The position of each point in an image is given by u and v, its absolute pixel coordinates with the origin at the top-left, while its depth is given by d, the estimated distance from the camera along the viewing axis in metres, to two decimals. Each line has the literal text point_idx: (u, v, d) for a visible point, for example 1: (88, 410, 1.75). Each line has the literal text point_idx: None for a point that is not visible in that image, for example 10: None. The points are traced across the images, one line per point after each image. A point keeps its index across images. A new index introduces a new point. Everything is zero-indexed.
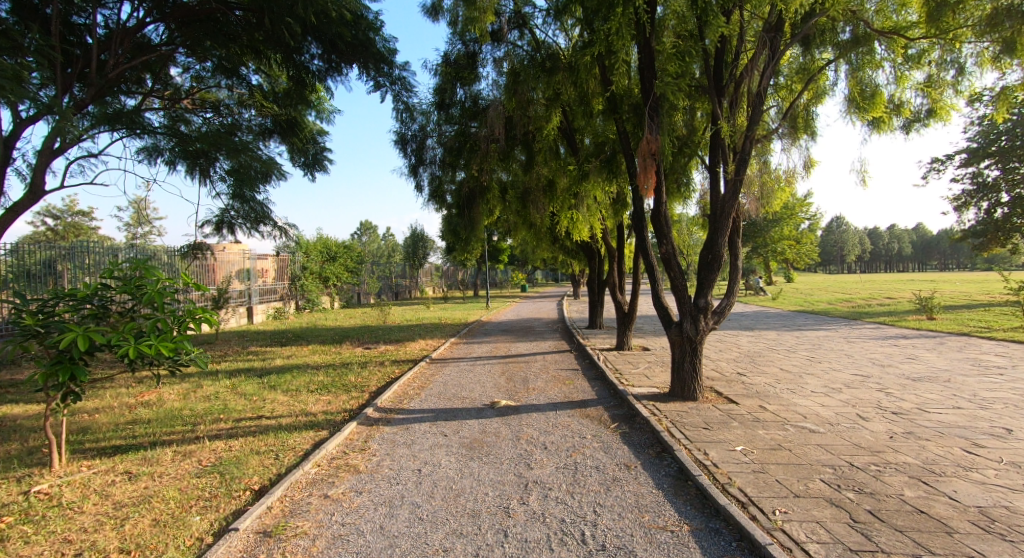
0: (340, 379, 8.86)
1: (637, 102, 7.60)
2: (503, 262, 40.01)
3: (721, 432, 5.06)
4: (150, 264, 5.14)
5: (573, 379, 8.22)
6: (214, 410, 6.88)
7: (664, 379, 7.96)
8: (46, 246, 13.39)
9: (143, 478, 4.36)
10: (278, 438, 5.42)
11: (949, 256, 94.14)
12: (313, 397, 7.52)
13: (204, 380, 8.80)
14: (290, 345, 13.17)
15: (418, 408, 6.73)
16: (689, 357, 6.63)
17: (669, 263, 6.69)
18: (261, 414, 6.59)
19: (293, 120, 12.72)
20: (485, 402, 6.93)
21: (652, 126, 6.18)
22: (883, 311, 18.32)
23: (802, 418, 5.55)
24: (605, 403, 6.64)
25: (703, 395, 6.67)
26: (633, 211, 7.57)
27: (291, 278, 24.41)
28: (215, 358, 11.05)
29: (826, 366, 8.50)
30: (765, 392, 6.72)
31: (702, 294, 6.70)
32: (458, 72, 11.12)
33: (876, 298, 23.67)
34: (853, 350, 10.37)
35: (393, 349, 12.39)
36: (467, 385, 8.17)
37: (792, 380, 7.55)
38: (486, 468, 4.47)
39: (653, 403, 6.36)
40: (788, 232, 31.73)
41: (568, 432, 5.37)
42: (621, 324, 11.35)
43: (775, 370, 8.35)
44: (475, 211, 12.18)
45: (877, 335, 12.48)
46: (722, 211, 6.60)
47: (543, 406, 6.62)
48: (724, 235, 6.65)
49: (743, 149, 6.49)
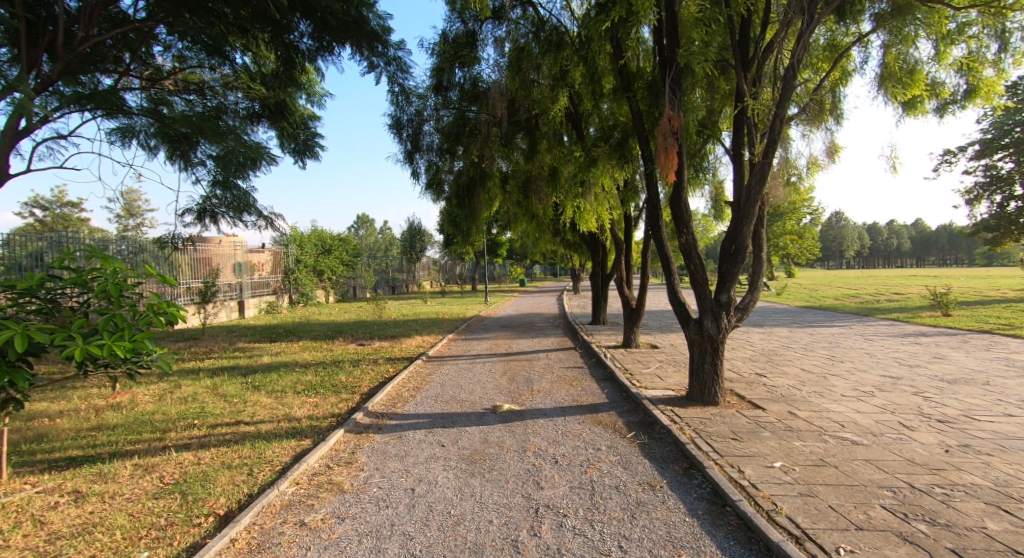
0: (330, 378, 8.27)
1: (651, 80, 7.01)
2: (501, 256, 39.40)
3: (753, 444, 4.50)
4: (107, 254, 4.53)
5: (580, 380, 7.65)
6: (190, 414, 6.28)
7: (679, 380, 7.41)
8: (36, 237, 12.87)
9: (92, 499, 3.77)
10: (254, 448, 4.83)
11: (949, 251, 93.84)
12: (300, 399, 6.93)
13: (184, 380, 8.19)
14: (280, 341, 12.55)
15: (413, 413, 6.15)
16: (710, 358, 6.08)
17: (689, 255, 6.12)
18: (241, 419, 5.99)
19: (282, 103, 12.10)
20: (486, 406, 6.36)
21: (671, 101, 5.61)
22: (894, 307, 17.81)
23: (840, 426, 4.98)
24: (617, 407, 6.07)
25: (725, 399, 6.11)
26: (647, 199, 7.01)
27: (284, 271, 23.75)
28: (198, 356, 10.43)
29: (850, 366, 7.95)
30: (792, 396, 6.15)
31: (724, 288, 6.14)
32: (456, 53, 10.44)
33: (884, 294, 23.14)
34: (874, 348, 9.82)
35: (388, 345, 11.80)
36: (467, 386, 7.60)
37: (818, 382, 6.99)
38: (488, 488, 3.89)
39: (671, 408, 5.79)
40: (792, 226, 31.19)
41: (579, 443, 4.80)
42: (629, 320, 10.79)
43: (797, 371, 7.79)
44: (475, 200, 11.59)
45: (895, 332, 11.93)
46: (749, 198, 6.02)
47: (550, 411, 6.05)
48: (749, 223, 6.07)
49: (771, 129, 5.89)
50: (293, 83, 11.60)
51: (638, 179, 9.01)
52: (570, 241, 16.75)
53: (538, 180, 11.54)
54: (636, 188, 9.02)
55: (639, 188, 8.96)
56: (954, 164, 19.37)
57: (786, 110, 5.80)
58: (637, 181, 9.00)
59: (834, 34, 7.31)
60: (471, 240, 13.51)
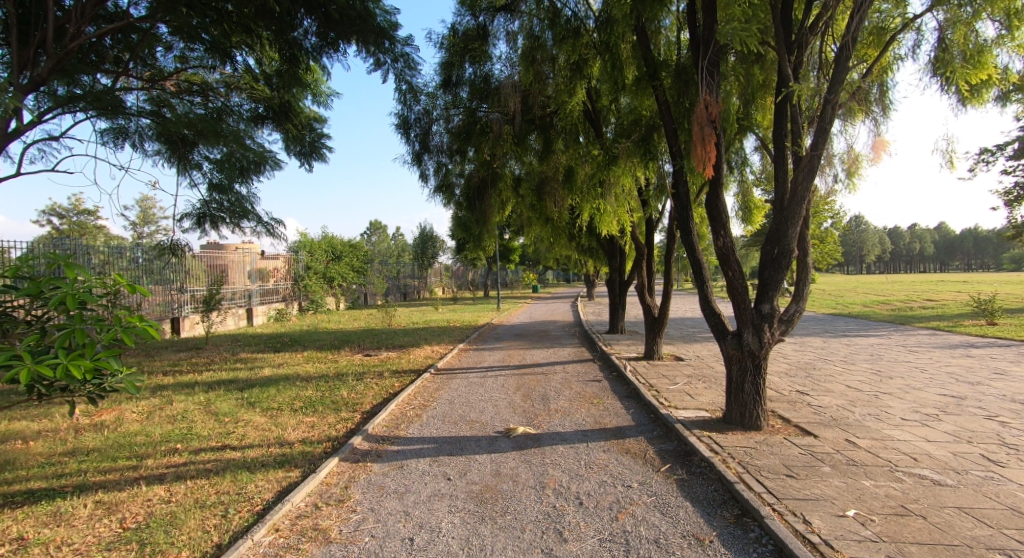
0: (331, 394, 7.70)
1: (680, 67, 6.38)
2: (514, 262, 38.82)
3: (814, 484, 3.81)
4: (70, 260, 3.83)
5: (601, 398, 6.98)
6: (174, 435, 5.72)
7: (711, 399, 6.70)
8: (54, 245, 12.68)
9: (35, 550, 3.20)
10: (235, 481, 4.24)
11: (974, 256, 91.32)
12: (296, 418, 6.35)
13: (177, 395, 7.66)
14: (284, 351, 12.03)
15: (418, 436, 5.53)
16: (751, 377, 5.40)
17: (727, 260, 5.45)
18: (227, 442, 5.41)
19: (287, 104, 11.67)
20: (499, 429, 5.72)
21: (708, 86, 4.99)
22: (929, 315, 16.88)
23: (912, 460, 4.26)
24: (646, 432, 5.40)
25: (768, 423, 5.41)
26: (675, 199, 6.36)
27: (293, 278, 23.38)
28: (197, 368, 9.93)
29: (901, 384, 7.18)
30: (845, 421, 5.43)
31: (766, 298, 5.46)
32: (466, 46, 9.95)
33: (917, 300, 22.08)
34: (921, 361, 9.01)
35: (396, 356, 11.22)
36: (478, 404, 6.96)
37: (870, 402, 6.24)
38: (501, 540, 3.25)
39: (709, 434, 5.10)
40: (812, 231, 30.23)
41: (606, 479, 4.15)
42: (651, 330, 10.11)
43: (842, 388, 7.04)
44: (487, 203, 10.99)
45: (939, 343, 11.07)
46: (795, 195, 5.35)
47: (571, 436, 5.39)
48: (796, 224, 5.38)
49: (821, 117, 5.24)
50: (298, 83, 11.14)
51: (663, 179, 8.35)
52: (585, 245, 16.09)
53: (553, 182, 10.95)
54: (662, 190, 8.35)
55: (663, 188, 8.31)
56: (992, 163, 18.37)
57: (838, 95, 5.13)
58: (662, 180, 8.34)
59: (880, 17, 6.64)
60: (482, 246, 12.90)
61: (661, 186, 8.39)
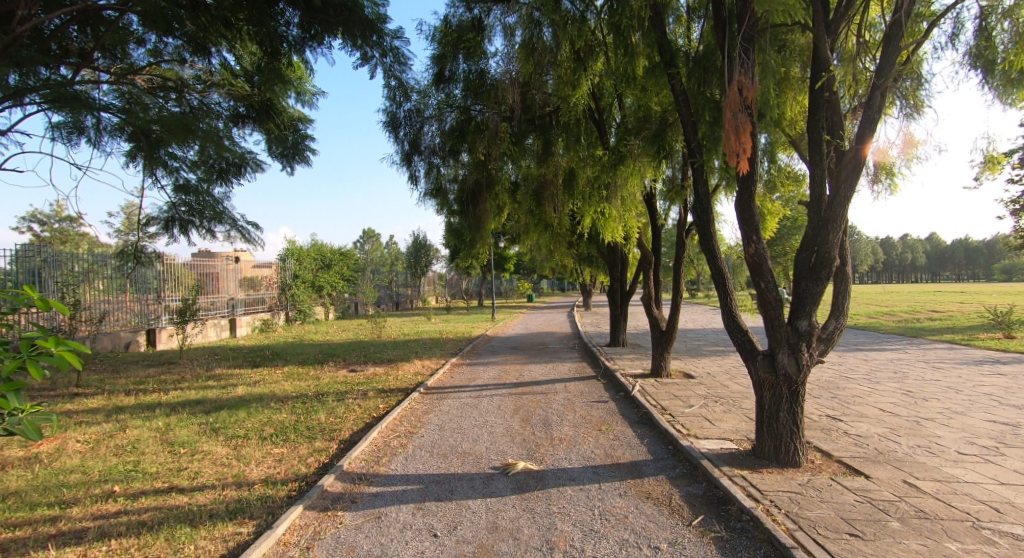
0: (307, 418, 6.90)
1: (700, 54, 5.72)
2: (509, 271, 38.10)
3: (888, 547, 3.07)
4: None
5: (610, 424, 6.24)
6: (117, 471, 4.89)
7: (733, 426, 5.98)
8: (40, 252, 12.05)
9: None
10: (172, 540, 3.44)
11: (968, 266, 91.62)
12: (262, 450, 5.53)
13: (133, 420, 6.82)
14: (264, 366, 11.18)
15: (401, 474, 4.75)
16: (786, 406, 4.68)
17: (760, 270, 4.75)
18: (177, 481, 4.59)
19: (268, 102, 10.94)
20: (495, 465, 4.96)
21: (742, 68, 4.31)
22: (938, 327, 16.28)
23: (993, 511, 3.54)
24: (666, 470, 4.66)
25: (807, 459, 4.68)
26: (694, 203, 5.69)
27: (280, 287, 22.49)
28: (165, 387, 9.09)
29: (940, 408, 6.50)
30: (894, 456, 4.71)
31: (803, 314, 4.77)
32: (460, 37, 9.20)
33: (923, 312, 21.51)
34: (952, 379, 8.34)
35: (384, 372, 10.43)
36: (471, 431, 6.20)
37: (914, 431, 5.53)
38: None
39: (742, 474, 4.36)
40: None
41: (628, 537, 3.39)
42: (658, 345, 9.41)
43: (876, 413, 6.34)
44: (481, 207, 10.28)
45: (963, 359, 10.43)
46: (837, 195, 4.66)
47: (579, 474, 4.64)
48: (839, 229, 4.68)
49: (867, 106, 4.56)
50: (280, 79, 10.37)
51: (676, 182, 7.68)
52: (583, 253, 15.48)
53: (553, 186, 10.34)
54: (675, 194, 7.67)
55: (676, 192, 7.64)
56: None
57: (888, 79, 4.45)
58: (674, 183, 7.65)
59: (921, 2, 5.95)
60: (476, 253, 12.18)
61: (675, 189, 7.71)
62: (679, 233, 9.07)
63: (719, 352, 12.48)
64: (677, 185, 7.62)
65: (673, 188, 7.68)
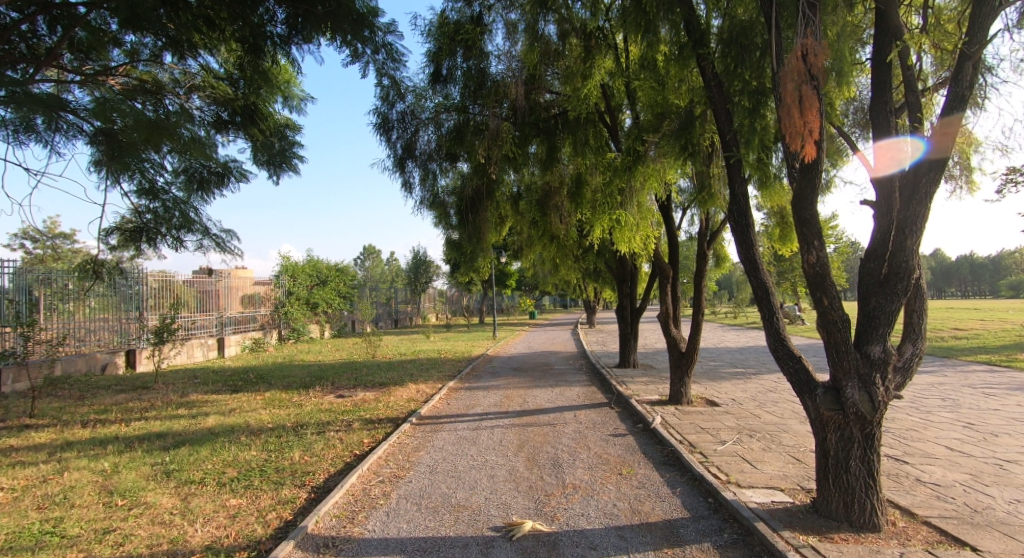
0: (279, 456, 5.99)
1: (734, 30, 4.98)
2: (511, 287, 37.25)
3: None
4: None
5: (632, 466, 5.30)
6: (27, 533, 3.95)
7: (779, 469, 5.05)
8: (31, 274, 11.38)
9: None
10: None
11: (974, 282, 90.64)
12: (216, 503, 4.61)
13: (79, 458, 5.90)
14: (245, 390, 10.26)
15: (378, 539, 3.81)
16: (858, 452, 3.78)
17: (821, 284, 3.85)
18: (95, 550, 3.66)
19: (252, 106, 10.10)
20: (497, 524, 4.03)
21: (806, 28, 3.47)
22: (969, 348, 15.27)
23: None
24: (711, 534, 3.72)
25: (886, 519, 3.75)
26: (730, 204, 4.84)
27: (273, 304, 21.61)
28: (130, 416, 8.16)
29: (1017, 446, 5.58)
30: (995, 517, 3.78)
31: (874, 338, 3.87)
32: (458, 30, 8.31)
33: (943, 331, 20.58)
34: (1012, 409, 7.42)
35: (374, 398, 9.49)
36: (468, 474, 5.27)
37: (1001, 479, 4.61)
38: None
39: (812, 542, 3.42)
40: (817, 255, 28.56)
41: None
42: (677, 369, 8.50)
43: (944, 454, 5.40)
44: (482, 217, 9.46)
45: (1011, 383, 9.51)
46: (916, 192, 3.82)
47: (602, 539, 3.71)
48: (919, 234, 3.80)
49: (955, 79, 3.75)
50: (266, 81, 9.66)
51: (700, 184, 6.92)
52: (590, 267, 14.70)
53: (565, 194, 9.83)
54: (700, 198, 6.87)
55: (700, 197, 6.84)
56: None
57: (981, 47, 3.63)
58: (700, 186, 6.84)
59: None
60: (477, 268, 11.35)
61: (699, 193, 6.90)
62: (700, 244, 8.33)
63: (739, 375, 11.52)
64: (703, 189, 6.82)
65: (698, 192, 6.89)
